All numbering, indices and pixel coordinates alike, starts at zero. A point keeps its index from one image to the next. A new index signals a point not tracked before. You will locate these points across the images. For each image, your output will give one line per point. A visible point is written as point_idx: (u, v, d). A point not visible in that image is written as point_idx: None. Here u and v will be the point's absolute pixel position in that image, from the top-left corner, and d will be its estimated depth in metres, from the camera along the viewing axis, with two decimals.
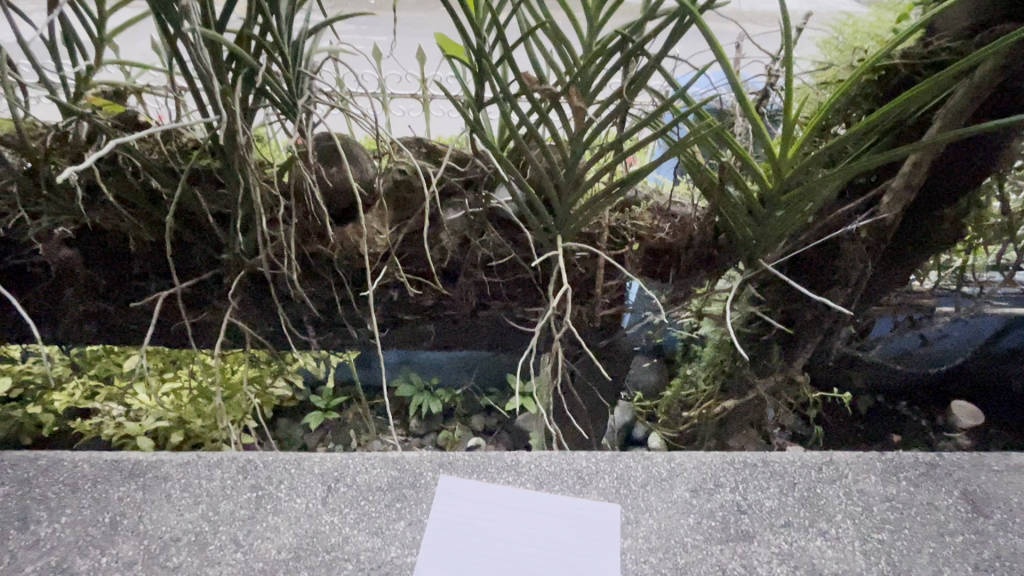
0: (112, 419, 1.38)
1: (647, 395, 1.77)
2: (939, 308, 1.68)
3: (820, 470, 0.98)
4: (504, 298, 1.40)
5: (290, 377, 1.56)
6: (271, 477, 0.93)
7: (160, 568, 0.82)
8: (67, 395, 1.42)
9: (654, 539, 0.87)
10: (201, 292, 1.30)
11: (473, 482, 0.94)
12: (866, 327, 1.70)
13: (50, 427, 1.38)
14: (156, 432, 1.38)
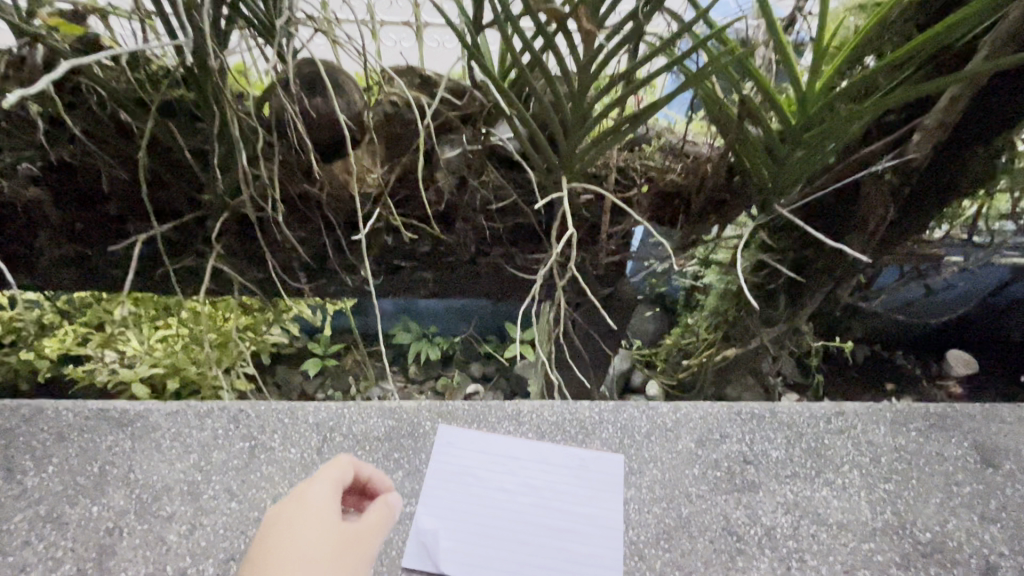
0: (105, 365, 1.31)
1: (647, 343, 1.68)
2: (949, 258, 1.59)
3: (830, 421, 0.95)
4: (504, 244, 1.33)
5: (285, 325, 1.51)
6: (264, 428, 0.90)
7: (153, 517, 0.80)
8: (55, 341, 1.31)
9: (658, 489, 0.86)
10: (183, 235, 1.23)
11: (473, 431, 0.91)
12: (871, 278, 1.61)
13: (43, 373, 1.29)
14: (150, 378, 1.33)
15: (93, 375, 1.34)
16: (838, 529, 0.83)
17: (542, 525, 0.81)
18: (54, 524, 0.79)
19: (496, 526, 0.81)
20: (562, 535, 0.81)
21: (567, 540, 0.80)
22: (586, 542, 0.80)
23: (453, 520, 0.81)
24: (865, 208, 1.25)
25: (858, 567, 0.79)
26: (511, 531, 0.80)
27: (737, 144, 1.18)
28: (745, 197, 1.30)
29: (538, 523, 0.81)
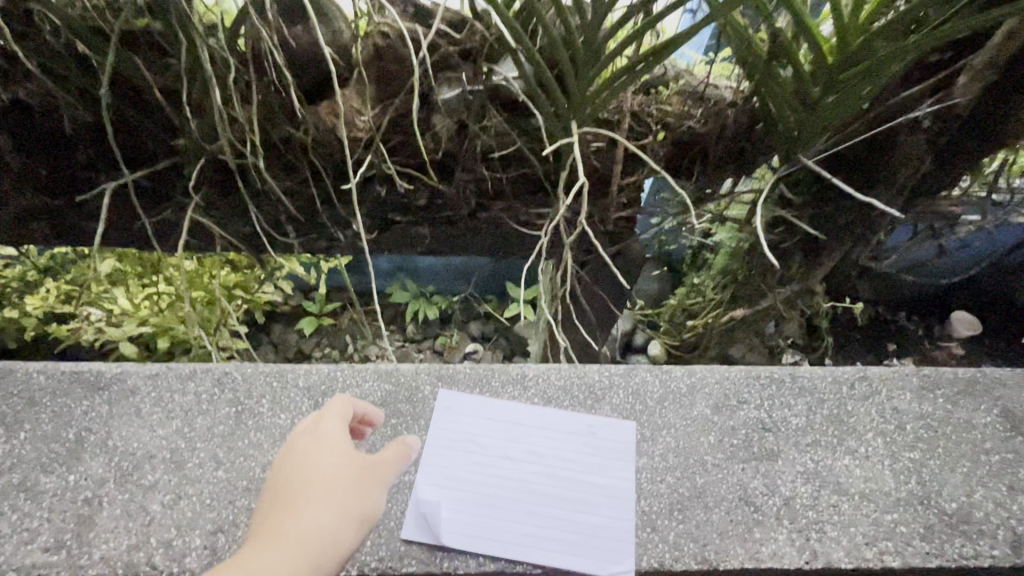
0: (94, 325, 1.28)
1: (649, 303, 1.67)
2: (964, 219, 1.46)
3: (852, 387, 0.90)
4: (507, 197, 1.24)
5: (278, 282, 1.46)
6: (251, 392, 0.84)
7: (135, 486, 0.75)
8: (40, 299, 1.26)
9: (671, 458, 0.81)
10: (159, 185, 1.13)
11: (475, 396, 0.85)
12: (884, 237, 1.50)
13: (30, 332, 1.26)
14: (141, 337, 1.31)
15: (78, 334, 1.27)
16: (860, 499, 0.79)
17: (549, 495, 0.77)
18: (28, 493, 0.73)
19: (501, 497, 0.76)
20: (570, 506, 0.76)
21: (576, 511, 0.76)
22: (596, 513, 0.75)
23: (456, 491, 0.76)
24: (897, 160, 1.16)
25: (881, 538, 0.75)
26: (517, 501, 0.76)
27: (763, 87, 1.07)
28: (767, 146, 1.21)
29: (546, 493, 0.77)
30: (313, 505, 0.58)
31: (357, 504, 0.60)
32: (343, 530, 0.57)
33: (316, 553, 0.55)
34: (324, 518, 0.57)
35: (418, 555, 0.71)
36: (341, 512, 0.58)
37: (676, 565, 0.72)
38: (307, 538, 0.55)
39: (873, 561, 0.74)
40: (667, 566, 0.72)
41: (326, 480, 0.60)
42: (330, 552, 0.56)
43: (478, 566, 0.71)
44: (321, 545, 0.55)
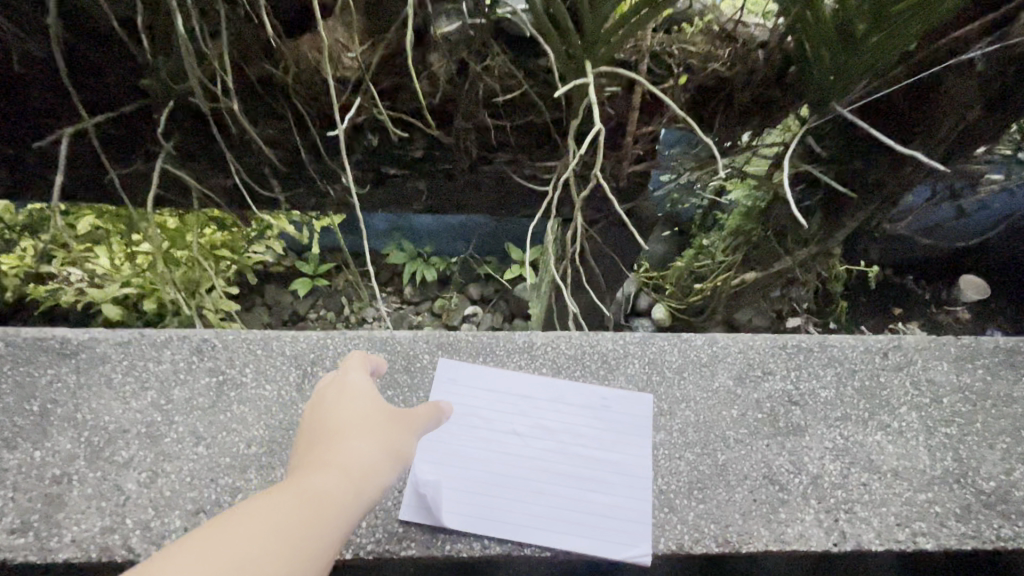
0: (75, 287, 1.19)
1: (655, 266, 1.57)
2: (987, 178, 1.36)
3: (886, 356, 0.83)
4: (511, 148, 1.13)
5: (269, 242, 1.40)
6: (234, 361, 0.77)
7: (107, 463, 0.69)
8: (16, 258, 1.19)
9: (691, 433, 0.75)
10: (127, 133, 1.02)
11: (479, 366, 0.78)
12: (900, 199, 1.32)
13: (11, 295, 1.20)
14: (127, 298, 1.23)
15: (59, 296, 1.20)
16: (893, 477, 0.73)
17: (559, 473, 0.71)
18: None
19: (507, 476, 0.71)
20: (582, 485, 0.71)
21: (588, 490, 0.71)
22: (609, 493, 0.70)
23: (457, 469, 0.70)
24: (941, 110, 1.05)
25: (914, 519, 0.70)
26: (525, 479, 0.70)
27: (800, 25, 0.95)
28: (798, 93, 1.10)
29: (556, 471, 0.71)
30: (351, 437, 0.54)
31: (394, 438, 0.56)
32: (383, 461, 0.54)
33: (360, 479, 0.51)
34: (363, 448, 0.54)
35: (417, 538, 0.65)
36: (380, 443, 0.55)
37: (696, 548, 0.67)
38: (350, 464, 0.51)
39: (905, 543, 0.69)
40: (686, 548, 0.67)
41: (361, 417, 0.57)
42: (372, 481, 0.52)
43: (482, 550, 0.65)
44: (363, 472, 0.52)
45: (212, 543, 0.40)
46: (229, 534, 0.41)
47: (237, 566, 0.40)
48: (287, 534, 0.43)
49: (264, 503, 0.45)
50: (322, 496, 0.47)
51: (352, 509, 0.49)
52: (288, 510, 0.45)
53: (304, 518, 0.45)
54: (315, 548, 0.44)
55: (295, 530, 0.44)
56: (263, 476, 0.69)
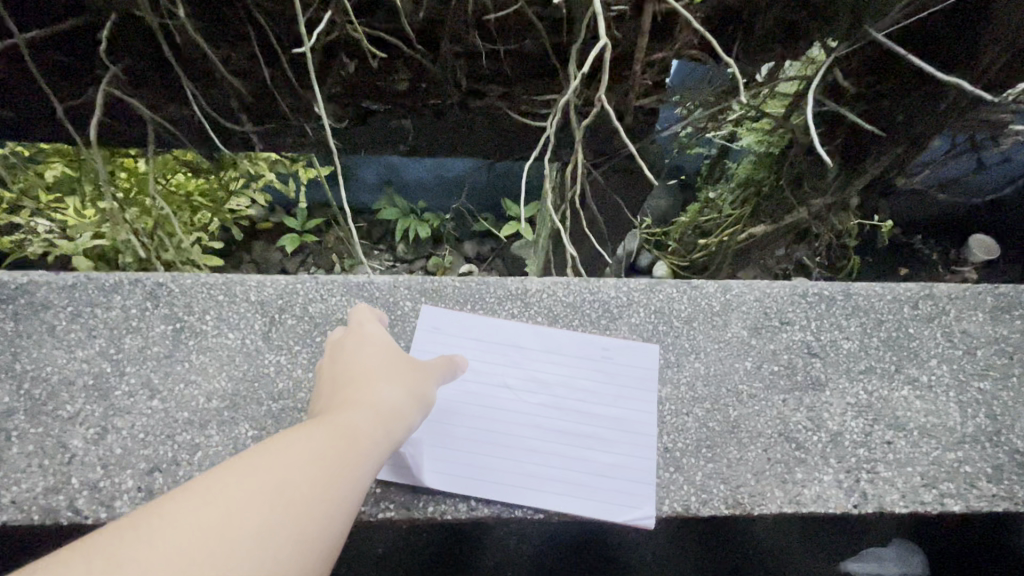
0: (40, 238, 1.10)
1: (657, 222, 1.56)
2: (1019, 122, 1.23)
3: (916, 306, 0.75)
4: (505, 78, 1.01)
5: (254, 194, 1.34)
6: (192, 307, 0.69)
7: (50, 418, 0.61)
8: None
9: (701, 387, 0.68)
10: (70, 55, 0.90)
11: (466, 314, 0.70)
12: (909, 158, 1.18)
13: None
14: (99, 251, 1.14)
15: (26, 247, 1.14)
16: (920, 436, 0.67)
17: (555, 430, 0.65)
18: None
19: (497, 432, 0.64)
20: (580, 442, 0.64)
21: (586, 448, 0.64)
22: (610, 451, 0.64)
23: (442, 424, 0.63)
24: (986, 33, 0.93)
25: (942, 479, 0.64)
26: (517, 436, 0.64)
27: None
28: (827, 15, 0.98)
29: (551, 427, 0.65)
30: (375, 378, 0.52)
31: (416, 384, 0.54)
32: (408, 404, 0.52)
33: (389, 418, 0.49)
34: (387, 390, 0.52)
35: (396, 498, 0.59)
36: (404, 386, 0.53)
37: (703, 510, 0.61)
38: (378, 404, 0.49)
39: (930, 504, 0.63)
40: (692, 510, 0.61)
41: (383, 363, 0.55)
42: (398, 424, 0.50)
43: (468, 511, 0.60)
44: (390, 411, 0.50)
45: (249, 473, 0.39)
46: (266, 465, 0.40)
47: (277, 494, 0.38)
48: (322, 465, 0.42)
49: (295, 438, 0.43)
50: (353, 431, 0.46)
51: (383, 445, 0.47)
52: (320, 444, 0.43)
53: (336, 452, 0.43)
54: (347, 485, 0.42)
55: (331, 461, 0.42)
56: (225, 432, 0.62)
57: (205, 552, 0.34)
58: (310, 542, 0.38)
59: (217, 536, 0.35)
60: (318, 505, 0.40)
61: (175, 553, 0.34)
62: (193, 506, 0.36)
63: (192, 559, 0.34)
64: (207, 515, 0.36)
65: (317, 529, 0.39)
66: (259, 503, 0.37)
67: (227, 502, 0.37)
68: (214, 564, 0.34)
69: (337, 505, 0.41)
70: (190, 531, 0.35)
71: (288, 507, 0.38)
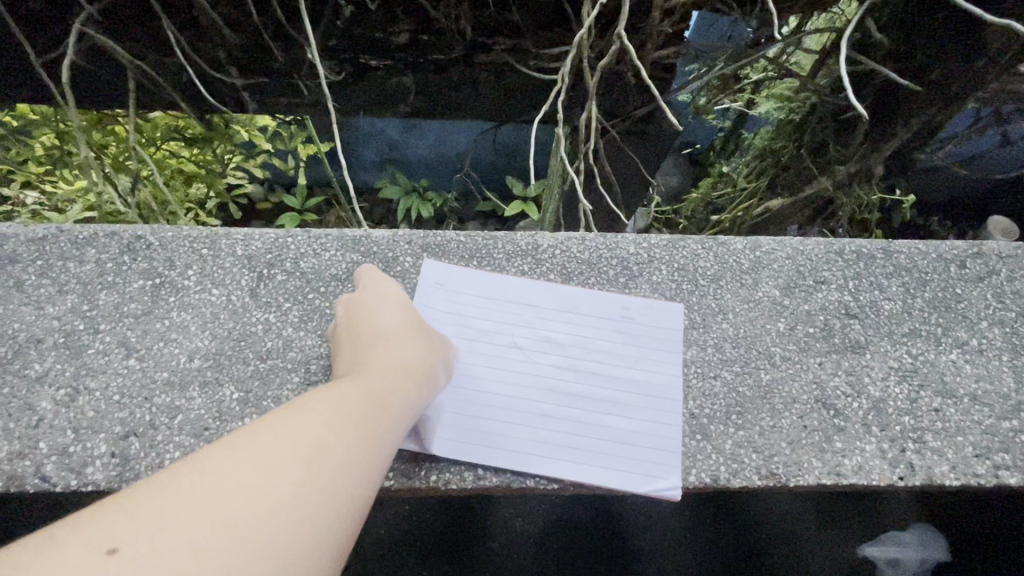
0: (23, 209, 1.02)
1: (666, 200, 1.48)
2: None
3: (962, 266, 0.69)
4: (512, 28, 0.94)
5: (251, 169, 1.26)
6: (172, 261, 0.63)
7: (16, 378, 0.56)
8: None
9: (730, 349, 0.62)
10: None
11: (472, 269, 0.65)
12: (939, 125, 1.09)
13: None
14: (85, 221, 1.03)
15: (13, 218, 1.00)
16: (971, 403, 0.61)
17: (569, 394, 0.59)
18: None
19: (505, 396, 0.58)
20: (597, 406, 0.59)
21: (604, 414, 0.58)
22: (630, 417, 0.58)
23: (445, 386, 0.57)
24: None
25: (997, 450, 0.58)
26: (527, 399, 0.58)
27: None
28: None
29: (565, 391, 0.59)
30: (399, 337, 0.49)
31: (437, 345, 0.52)
32: (435, 363, 0.49)
33: (416, 378, 0.46)
34: (410, 349, 0.48)
35: (396, 467, 0.53)
36: (427, 346, 0.50)
37: (733, 482, 0.55)
38: (406, 362, 0.46)
39: (985, 477, 0.57)
40: (722, 482, 0.55)
41: (406, 320, 0.51)
42: (426, 382, 0.47)
43: (476, 480, 0.54)
44: (417, 371, 0.47)
45: (284, 431, 0.35)
46: (300, 421, 0.36)
47: (316, 451, 0.35)
48: (356, 422, 0.38)
49: (325, 396, 0.39)
50: (383, 388, 0.42)
51: (414, 403, 0.44)
52: (353, 400, 0.40)
53: (370, 408, 0.40)
54: (383, 443, 0.39)
55: (366, 419, 0.39)
56: (208, 395, 0.56)
57: (247, 510, 0.31)
58: (351, 502, 0.35)
59: (255, 494, 0.31)
60: (359, 462, 0.36)
61: (214, 510, 0.30)
62: (231, 461, 0.33)
63: (233, 516, 0.30)
64: (244, 472, 0.32)
65: (359, 485, 0.36)
66: (298, 458, 0.34)
67: (263, 459, 0.33)
68: (256, 523, 0.30)
69: (376, 463, 0.38)
70: (231, 487, 0.31)
71: (328, 464, 0.35)
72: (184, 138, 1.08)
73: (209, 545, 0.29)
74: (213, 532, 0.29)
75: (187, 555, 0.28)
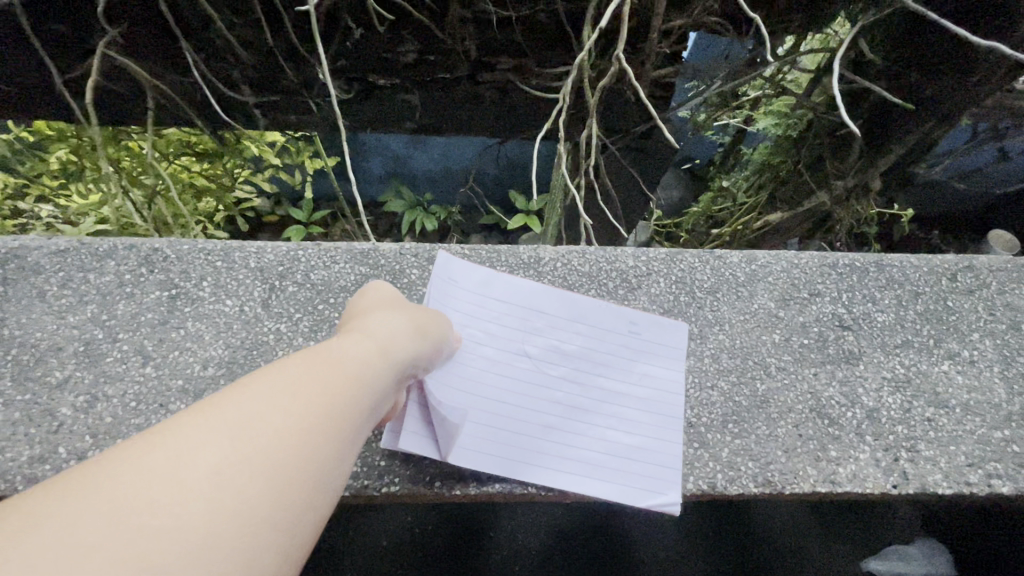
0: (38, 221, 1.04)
1: (670, 214, 1.53)
2: None
3: (954, 279, 0.71)
4: (515, 49, 0.98)
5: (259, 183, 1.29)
6: (188, 273, 0.66)
7: (37, 385, 0.58)
8: None
9: (726, 360, 0.64)
10: (68, 20, 0.88)
11: (486, 272, 0.65)
12: (933, 142, 1.12)
13: None
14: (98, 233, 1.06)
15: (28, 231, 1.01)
16: (963, 413, 0.62)
17: (574, 407, 0.60)
18: None
19: (513, 405, 0.59)
20: (599, 421, 0.60)
21: (607, 428, 0.60)
22: (631, 431, 0.60)
23: (454, 389, 0.57)
24: None
25: (989, 459, 0.60)
26: (532, 410, 0.59)
27: None
28: None
29: (570, 404, 0.60)
30: (374, 314, 0.47)
31: (417, 319, 0.49)
32: (412, 338, 0.46)
33: (384, 350, 0.42)
34: (382, 323, 0.45)
35: (402, 472, 0.55)
36: (403, 319, 0.47)
37: (731, 489, 0.57)
38: (375, 335, 0.43)
39: (977, 486, 0.58)
40: (720, 489, 0.56)
41: (381, 303, 0.49)
42: (400, 353, 0.44)
43: (479, 486, 0.55)
44: (386, 341, 0.43)
45: (212, 412, 0.32)
46: (233, 399, 0.33)
47: (247, 427, 0.32)
48: (305, 392, 0.35)
49: (272, 370, 0.36)
50: (342, 359, 0.39)
51: (383, 373, 0.41)
52: (304, 370, 0.37)
53: (324, 378, 0.37)
54: (337, 413, 0.36)
55: (317, 390, 0.36)
56: None
57: (155, 498, 0.27)
58: (290, 485, 0.31)
59: (165, 481, 0.28)
60: (302, 435, 0.33)
61: (116, 500, 0.27)
62: (148, 444, 0.30)
63: (136, 505, 0.27)
64: (160, 455, 0.29)
65: (303, 460, 0.32)
66: (222, 439, 0.31)
67: (185, 439, 0.30)
68: (165, 511, 0.27)
69: (327, 435, 0.34)
70: (139, 473, 0.28)
71: (259, 444, 0.31)
72: (195, 153, 1.10)
73: (107, 536, 0.26)
74: (111, 523, 0.26)
75: (77, 552, 0.25)
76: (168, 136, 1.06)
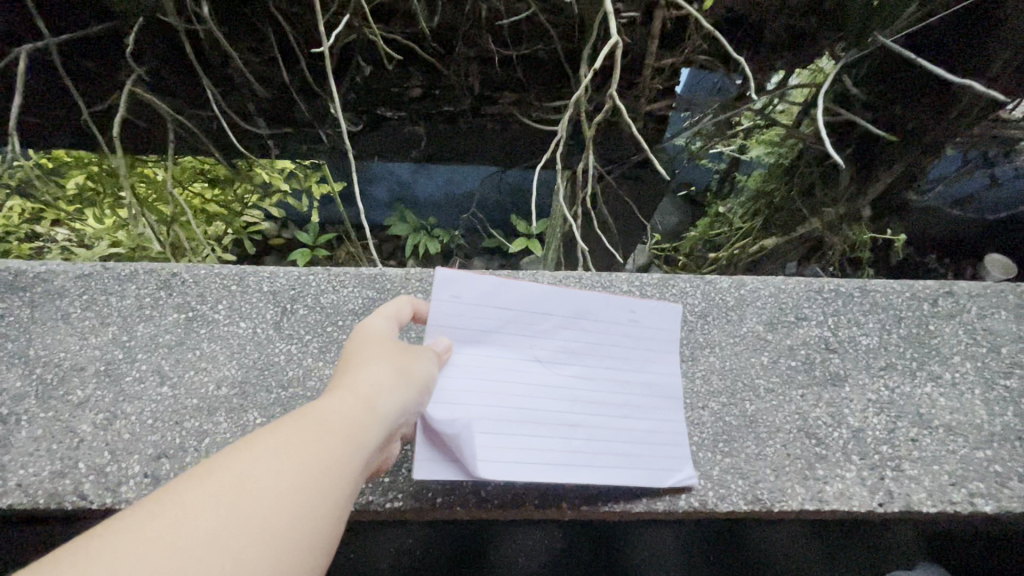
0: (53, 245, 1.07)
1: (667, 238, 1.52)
2: None
3: (935, 304, 0.74)
4: (516, 85, 1.03)
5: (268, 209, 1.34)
6: (204, 297, 0.69)
7: (60, 403, 0.61)
8: None
9: (716, 381, 0.67)
10: (97, 58, 0.94)
11: (484, 277, 0.60)
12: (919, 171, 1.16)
13: None
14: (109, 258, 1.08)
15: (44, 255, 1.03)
16: (945, 433, 0.64)
17: (592, 401, 0.60)
18: None
19: (535, 409, 0.59)
20: (620, 413, 0.60)
21: (626, 417, 0.60)
22: (648, 417, 0.61)
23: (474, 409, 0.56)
24: None
25: (971, 478, 0.61)
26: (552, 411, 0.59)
27: None
28: (837, 23, 0.96)
29: (588, 399, 0.60)
30: (369, 360, 0.46)
31: (413, 366, 0.48)
32: (405, 387, 0.46)
33: (377, 405, 0.42)
34: (377, 372, 0.45)
35: (404, 489, 0.58)
36: (398, 366, 0.47)
37: (721, 506, 0.59)
38: (369, 388, 0.43)
39: (960, 504, 0.60)
40: (710, 506, 0.59)
41: (377, 345, 0.48)
42: (392, 406, 0.44)
43: (479, 502, 0.58)
44: (378, 393, 0.43)
45: (203, 475, 0.33)
46: (225, 460, 0.34)
47: (237, 498, 0.32)
48: (297, 458, 0.35)
49: (265, 434, 0.36)
50: (334, 418, 0.39)
51: (374, 430, 0.41)
52: (297, 433, 0.37)
53: (316, 440, 0.37)
54: (328, 478, 0.36)
55: (308, 456, 0.36)
56: (233, 420, 0.61)
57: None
58: (279, 556, 0.32)
59: (144, 550, 0.29)
60: (291, 506, 0.33)
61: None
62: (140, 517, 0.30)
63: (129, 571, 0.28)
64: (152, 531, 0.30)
65: (293, 530, 0.33)
66: (212, 505, 0.31)
67: (178, 512, 0.31)
68: None
69: (318, 502, 0.35)
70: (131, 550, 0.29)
71: (248, 517, 0.32)
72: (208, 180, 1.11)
73: None
74: None
75: None
76: (184, 164, 1.09)
